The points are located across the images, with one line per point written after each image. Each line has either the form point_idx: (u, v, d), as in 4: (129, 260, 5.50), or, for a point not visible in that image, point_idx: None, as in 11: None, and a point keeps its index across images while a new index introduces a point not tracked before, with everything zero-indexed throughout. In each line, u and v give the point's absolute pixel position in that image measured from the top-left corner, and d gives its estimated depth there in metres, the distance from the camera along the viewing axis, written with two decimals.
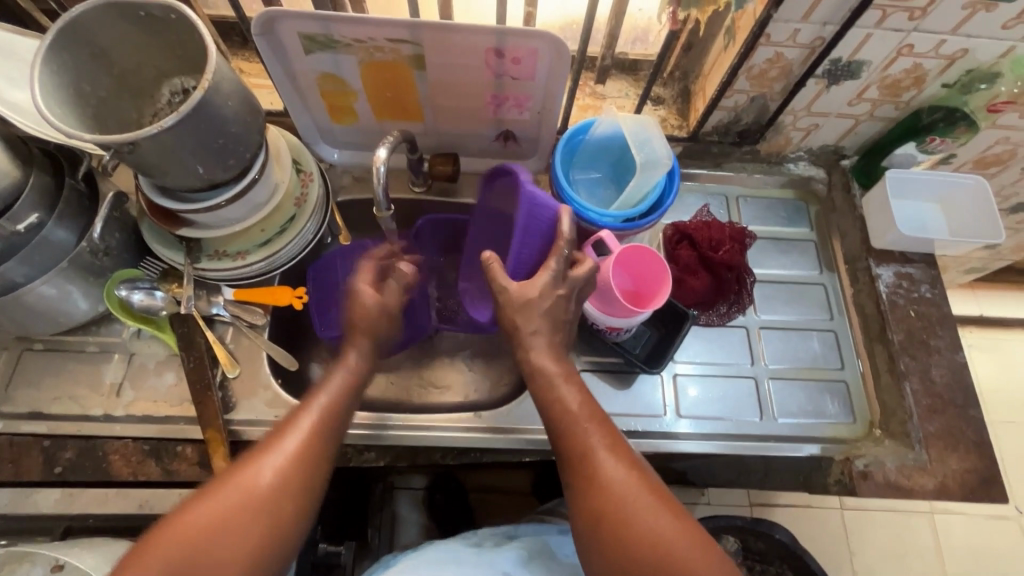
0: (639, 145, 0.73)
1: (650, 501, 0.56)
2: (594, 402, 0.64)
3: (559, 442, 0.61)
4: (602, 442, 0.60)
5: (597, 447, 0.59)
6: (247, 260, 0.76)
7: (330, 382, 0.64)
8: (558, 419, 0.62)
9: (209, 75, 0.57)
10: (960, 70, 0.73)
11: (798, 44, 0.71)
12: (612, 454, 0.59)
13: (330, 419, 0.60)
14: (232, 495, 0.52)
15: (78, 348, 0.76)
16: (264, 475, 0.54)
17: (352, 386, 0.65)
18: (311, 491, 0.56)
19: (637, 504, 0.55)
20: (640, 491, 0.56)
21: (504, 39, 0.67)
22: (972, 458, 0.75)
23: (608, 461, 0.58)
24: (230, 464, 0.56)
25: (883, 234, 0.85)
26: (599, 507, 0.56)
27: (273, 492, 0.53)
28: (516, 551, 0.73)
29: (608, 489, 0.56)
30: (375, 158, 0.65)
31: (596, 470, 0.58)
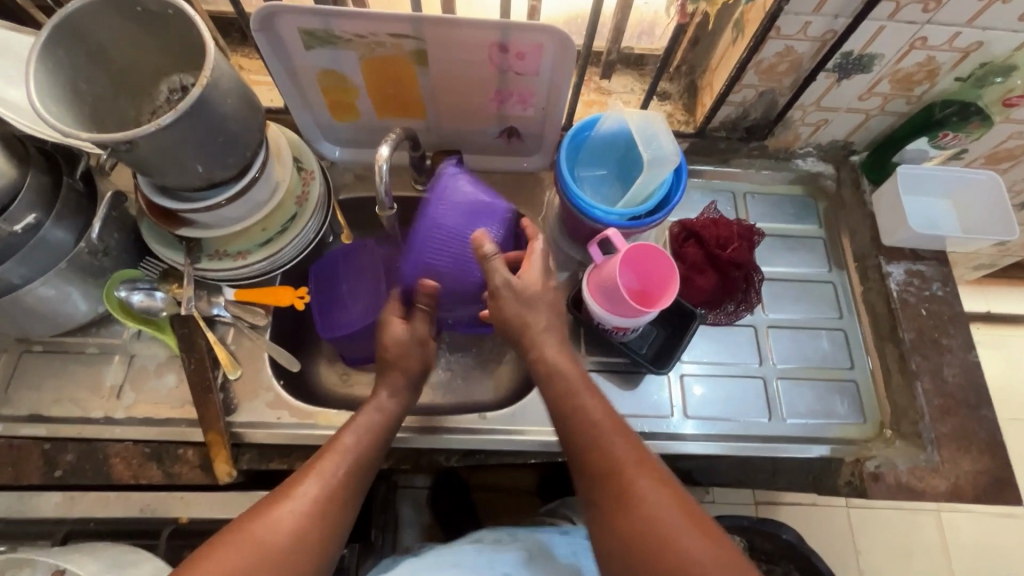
0: (646, 141, 0.71)
1: (680, 519, 0.54)
2: (614, 410, 0.63)
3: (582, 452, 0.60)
4: (626, 455, 0.58)
5: (623, 461, 0.58)
6: (248, 260, 0.75)
7: (357, 427, 0.64)
8: (581, 431, 0.61)
9: (208, 71, 0.56)
10: (974, 63, 0.72)
11: (808, 37, 0.70)
12: (636, 468, 0.57)
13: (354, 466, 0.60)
14: (247, 544, 0.51)
15: (78, 350, 0.75)
16: (285, 520, 0.53)
17: (378, 431, 0.65)
18: (330, 539, 0.55)
19: (668, 521, 0.53)
20: (669, 506, 0.54)
21: (508, 34, 0.66)
22: (984, 459, 0.74)
23: (635, 474, 0.57)
24: (248, 510, 0.54)
25: (894, 231, 0.83)
26: (625, 525, 0.55)
27: (292, 539, 0.53)
28: (520, 553, 0.73)
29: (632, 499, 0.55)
30: (376, 156, 0.63)
31: (623, 485, 0.56)
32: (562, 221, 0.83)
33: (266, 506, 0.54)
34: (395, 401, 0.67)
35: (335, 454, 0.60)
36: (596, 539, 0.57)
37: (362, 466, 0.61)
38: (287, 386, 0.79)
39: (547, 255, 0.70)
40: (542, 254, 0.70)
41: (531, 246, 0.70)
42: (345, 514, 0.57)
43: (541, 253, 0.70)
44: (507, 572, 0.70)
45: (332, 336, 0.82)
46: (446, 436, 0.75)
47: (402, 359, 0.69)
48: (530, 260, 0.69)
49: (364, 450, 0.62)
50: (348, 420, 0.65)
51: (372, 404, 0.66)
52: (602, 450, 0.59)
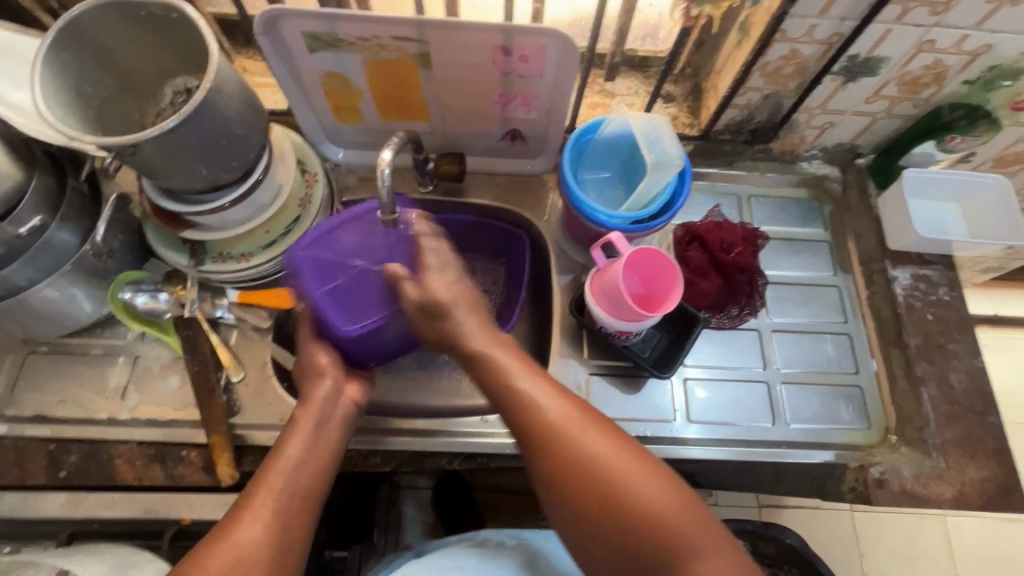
0: (649, 144, 0.70)
1: (610, 454, 0.56)
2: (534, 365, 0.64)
3: (508, 408, 0.61)
4: (550, 402, 0.59)
5: (544, 410, 0.59)
6: (252, 262, 0.75)
7: (293, 435, 0.63)
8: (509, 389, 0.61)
9: (211, 75, 0.56)
10: (983, 66, 0.71)
11: (814, 40, 0.69)
12: (564, 415, 0.58)
13: (299, 479, 0.61)
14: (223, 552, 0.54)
15: (83, 351, 0.75)
16: (247, 534, 0.55)
17: (319, 439, 0.64)
18: (286, 558, 0.56)
19: (599, 458, 0.56)
20: (598, 443, 0.57)
21: (512, 37, 0.66)
22: (990, 467, 0.73)
23: (563, 420, 0.58)
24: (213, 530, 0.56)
25: (901, 235, 0.82)
26: (559, 475, 0.56)
27: (238, 567, 0.53)
28: (513, 559, 0.74)
29: (564, 441, 0.57)
30: (379, 160, 0.64)
31: (551, 427, 0.58)
32: (566, 225, 0.83)
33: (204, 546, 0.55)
34: (327, 395, 0.67)
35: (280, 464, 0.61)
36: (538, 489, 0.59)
37: (307, 477, 0.61)
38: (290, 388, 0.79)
39: (441, 255, 0.69)
40: (436, 257, 0.68)
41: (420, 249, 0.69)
42: (297, 526, 0.58)
43: (434, 250, 0.69)
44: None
45: None
46: (448, 438, 0.76)
47: (314, 368, 0.70)
48: (428, 273, 0.67)
49: (309, 456, 0.63)
50: (284, 430, 0.65)
51: (308, 406, 0.66)
52: (528, 404, 0.60)
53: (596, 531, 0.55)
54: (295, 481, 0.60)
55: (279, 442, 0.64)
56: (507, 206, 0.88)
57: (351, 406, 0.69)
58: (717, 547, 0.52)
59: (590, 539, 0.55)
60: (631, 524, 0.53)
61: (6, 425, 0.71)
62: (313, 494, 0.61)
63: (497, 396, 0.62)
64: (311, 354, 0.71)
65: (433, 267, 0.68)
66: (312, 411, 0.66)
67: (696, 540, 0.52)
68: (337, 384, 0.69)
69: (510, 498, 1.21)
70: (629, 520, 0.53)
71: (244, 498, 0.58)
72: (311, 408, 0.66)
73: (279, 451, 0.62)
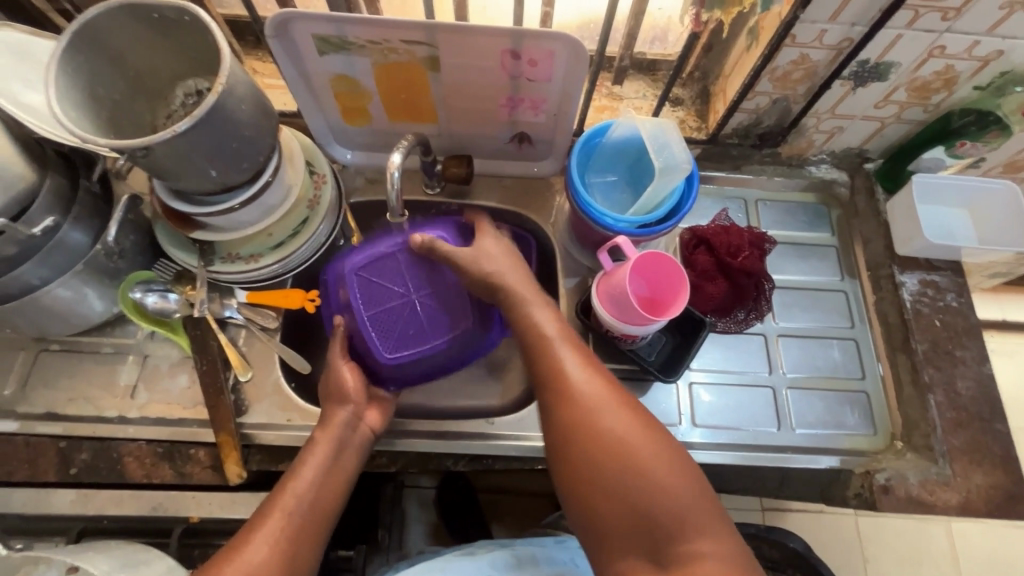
0: (657, 148, 0.70)
1: (620, 415, 0.58)
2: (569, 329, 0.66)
3: (534, 364, 0.63)
4: (570, 361, 0.62)
5: (568, 366, 0.61)
6: (260, 262, 0.76)
7: (311, 458, 0.65)
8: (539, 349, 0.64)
9: (223, 78, 0.57)
10: (994, 71, 0.70)
11: (824, 45, 0.69)
12: (581, 374, 0.60)
13: (312, 505, 0.62)
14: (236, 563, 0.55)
15: (93, 349, 0.76)
16: (259, 550, 0.57)
17: (330, 471, 0.65)
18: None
19: (608, 414, 0.58)
20: (610, 403, 0.59)
21: (521, 41, 0.66)
22: (997, 474, 0.73)
23: (580, 378, 0.60)
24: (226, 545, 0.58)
25: (910, 241, 0.82)
26: (569, 426, 0.59)
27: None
28: (496, 555, 0.74)
29: (581, 403, 0.59)
30: (388, 163, 0.63)
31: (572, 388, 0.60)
32: (572, 228, 0.83)
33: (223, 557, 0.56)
34: (347, 423, 0.68)
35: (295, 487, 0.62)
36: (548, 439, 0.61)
37: (319, 503, 0.62)
38: (297, 388, 0.79)
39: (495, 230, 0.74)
40: (490, 229, 0.74)
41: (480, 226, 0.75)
42: (305, 553, 0.59)
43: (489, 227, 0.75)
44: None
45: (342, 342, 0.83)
46: (453, 441, 0.76)
47: (337, 390, 0.71)
48: (483, 235, 0.72)
49: (325, 483, 0.64)
50: (302, 453, 0.66)
51: (327, 427, 0.68)
52: (554, 365, 0.62)
53: (592, 492, 0.56)
54: (309, 507, 0.62)
55: (297, 461, 0.65)
56: (514, 208, 0.89)
57: (368, 436, 0.70)
58: (707, 525, 0.53)
59: (584, 492, 0.57)
60: (631, 494, 0.55)
61: (17, 421, 0.72)
62: (322, 523, 0.62)
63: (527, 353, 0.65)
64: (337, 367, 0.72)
65: (487, 234, 0.73)
66: (330, 435, 0.67)
67: (686, 511, 0.54)
68: (358, 412, 0.70)
69: (515, 499, 1.22)
70: (630, 488, 0.55)
71: (261, 514, 0.60)
72: (330, 429, 0.68)
73: (297, 469, 0.64)
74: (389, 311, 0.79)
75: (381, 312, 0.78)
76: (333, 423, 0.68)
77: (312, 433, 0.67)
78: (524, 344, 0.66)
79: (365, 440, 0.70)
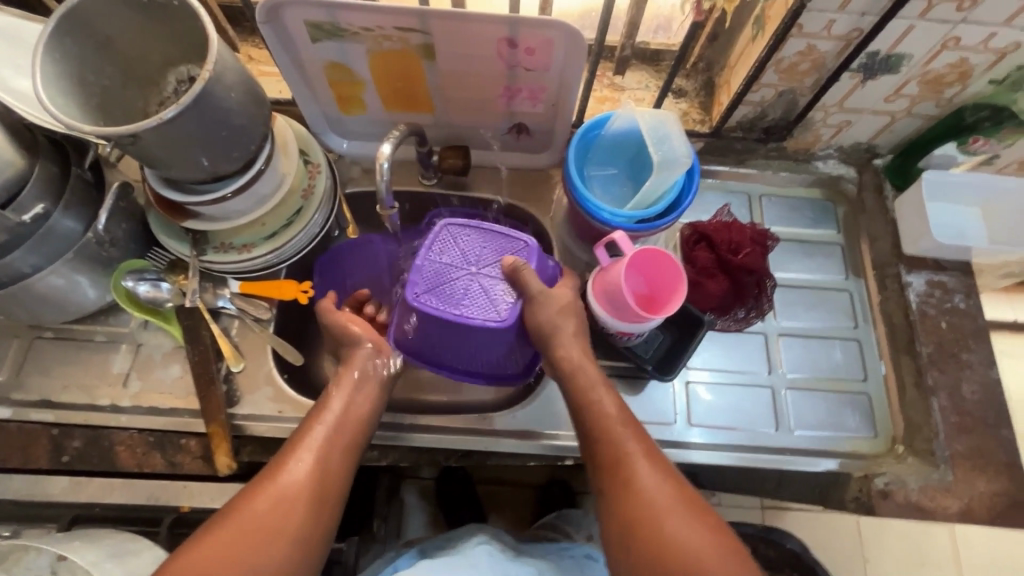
0: (657, 142, 0.69)
1: (691, 517, 0.57)
2: (625, 407, 0.66)
3: (592, 446, 0.64)
4: (636, 450, 0.61)
5: (631, 455, 0.61)
6: (253, 252, 0.76)
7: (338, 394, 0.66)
8: (601, 432, 0.63)
9: (210, 65, 0.56)
10: (1011, 64, 0.68)
11: (832, 35, 0.66)
12: (647, 469, 0.60)
13: (336, 434, 0.63)
14: (265, 494, 0.57)
15: (87, 337, 0.76)
16: (289, 479, 0.58)
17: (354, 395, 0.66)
18: (320, 508, 0.58)
19: (682, 524, 0.57)
20: (674, 499, 0.58)
21: (517, 29, 0.64)
22: (1001, 480, 0.71)
23: (647, 474, 0.60)
24: (262, 469, 0.60)
25: (917, 240, 0.80)
26: (633, 520, 0.58)
27: (278, 508, 0.57)
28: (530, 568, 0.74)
29: (643, 497, 0.58)
30: (377, 153, 0.62)
31: (636, 482, 0.59)
32: (571, 222, 0.82)
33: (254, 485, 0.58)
34: (368, 356, 0.69)
35: (325, 417, 0.64)
36: (602, 524, 0.61)
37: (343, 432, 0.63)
38: (291, 379, 0.79)
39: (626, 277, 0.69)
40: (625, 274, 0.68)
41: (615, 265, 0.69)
42: (331, 501, 0.60)
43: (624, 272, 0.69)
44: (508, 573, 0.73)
45: None
46: (447, 436, 0.75)
47: (343, 334, 0.71)
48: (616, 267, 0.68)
49: (357, 419, 0.65)
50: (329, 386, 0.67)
51: (348, 363, 0.69)
52: (618, 452, 0.61)
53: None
54: (333, 437, 0.62)
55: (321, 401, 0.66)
56: (512, 201, 0.87)
57: (389, 364, 0.70)
58: None
59: None
60: None
61: (10, 409, 0.72)
62: (348, 454, 0.63)
63: (586, 433, 0.65)
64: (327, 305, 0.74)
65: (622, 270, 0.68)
66: (353, 369, 0.68)
67: None
68: (376, 346, 0.70)
69: (511, 491, 1.23)
70: None
71: (290, 443, 0.62)
72: (352, 366, 0.69)
73: (324, 402, 0.65)
74: (447, 269, 0.69)
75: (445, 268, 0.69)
76: (355, 358, 0.69)
77: (336, 370, 0.68)
78: (582, 425, 0.65)
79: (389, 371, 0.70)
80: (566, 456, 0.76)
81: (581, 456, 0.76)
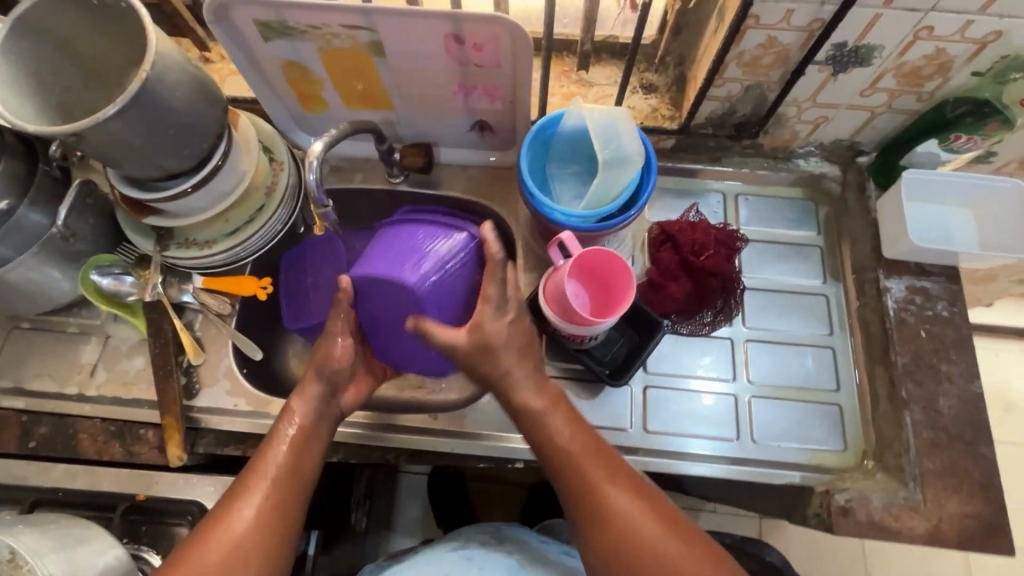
0: (606, 141, 0.67)
1: (667, 535, 0.58)
2: (591, 432, 0.65)
3: (567, 478, 0.62)
4: (613, 483, 0.61)
5: (599, 482, 0.61)
6: (213, 249, 0.77)
7: (290, 425, 0.62)
8: (574, 466, 0.62)
9: (148, 65, 0.57)
10: (994, 54, 0.63)
11: (793, 27, 0.63)
12: (628, 499, 0.60)
13: (291, 469, 0.60)
14: (220, 543, 0.55)
15: (60, 328, 0.79)
16: (244, 522, 0.56)
17: (306, 426, 0.63)
18: (284, 539, 0.58)
19: (665, 551, 0.57)
20: (653, 516, 0.59)
21: (461, 25, 0.63)
22: (975, 502, 0.66)
23: (626, 504, 0.59)
24: (211, 513, 0.57)
25: (897, 243, 0.75)
26: (615, 542, 0.58)
27: (235, 555, 0.55)
28: (510, 559, 0.74)
29: (628, 528, 0.58)
30: (307, 151, 0.62)
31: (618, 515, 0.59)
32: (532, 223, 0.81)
33: (200, 536, 0.56)
34: (320, 391, 0.65)
35: (277, 453, 0.60)
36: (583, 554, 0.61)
37: (299, 463, 0.61)
38: (251, 374, 0.80)
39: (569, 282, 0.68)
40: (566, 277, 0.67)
41: (558, 266, 0.68)
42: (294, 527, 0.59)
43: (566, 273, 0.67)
44: None
45: (298, 328, 0.85)
46: (395, 434, 0.76)
47: (320, 356, 0.66)
48: (557, 271, 0.68)
49: (310, 453, 0.62)
50: (278, 417, 0.63)
51: (301, 394, 0.64)
52: (596, 486, 0.60)
53: None
54: (289, 472, 0.60)
55: (271, 435, 0.62)
56: (477, 199, 0.86)
57: (339, 405, 0.67)
58: None
59: None
60: None
61: None
62: (303, 484, 0.61)
63: (561, 467, 0.62)
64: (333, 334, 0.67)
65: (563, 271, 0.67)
66: (303, 403, 0.64)
67: None
68: (331, 387, 0.65)
69: (502, 488, 1.27)
70: None
71: (242, 482, 0.59)
72: (303, 400, 0.64)
73: (274, 438, 0.61)
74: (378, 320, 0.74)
75: (377, 317, 0.73)
76: (308, 393, 0.64)
77: (287, 401, 0.64)
78: (557, 460, 0.62)
79: (337, 404, 0.67)
80: (515, 459, 0.75)
81: (530, 459, 0.75)
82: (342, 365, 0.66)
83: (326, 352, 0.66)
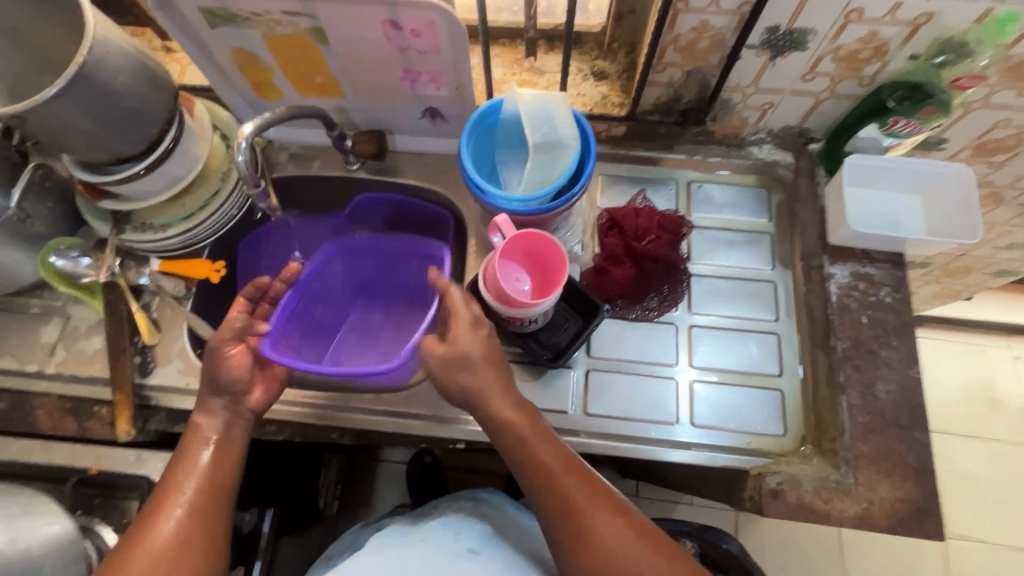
0: (541, 126, 0.69)
1: (632, 541, 0.58)
2: (559, 441, 0.64)
3: (536, 490, 0.61)
4: (582, 492, 0.60)
5: (571, 491, 0.60)
6: (168, 233, 0.79)
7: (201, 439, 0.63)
8: (538, 476, 0.61)
9: (85, 49, 0.59)
10: (927, 38, 0.63)
11: (723, 10, 0.64)
12: (594, 509, 0.59)
13: (208, 477, 0.62)
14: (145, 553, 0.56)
15: (23, 308, 0.82)
16: (164, 531, 0.57)
17: (220, 435, 0.64)
18: (209, 541, 0.59)
19: (628, 558, 0.57)
20: (620, 523, 0.59)
21: (397, 10, 0.64)
22: (906, 486, 0.66)
23: (596, 514, 0.59)
24: (131, 528, 0.59)
25: (839, 228, 0.75)
26: (584, 550, 0.58)
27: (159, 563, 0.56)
28: (484, 526, 0.73)
29: (591, 537, 0.58)
30: (237, 132, 0.66)
31: (586, 525, 0.59)
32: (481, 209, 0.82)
33: (130, 538, 0.57)
34: (225, 404, 0.65)
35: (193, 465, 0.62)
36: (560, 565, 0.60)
37: (216, 471, 0.62)
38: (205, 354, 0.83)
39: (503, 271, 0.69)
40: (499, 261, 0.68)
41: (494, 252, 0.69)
42: (218, 532, 0.60)
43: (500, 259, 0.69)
44: (470, 545, 0.69)
45: None
46: (339, 413, 0.77)
47: (214, 370, 0.65)
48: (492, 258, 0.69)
49: (227, 459, 0.63)
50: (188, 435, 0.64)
51: (207, 409, 0.65)
52: (566, 497, 0.60)
53: None
54: (207, 480, 0.61)
55: (184, 448, 0.63)
56: (431, 185, 0.87)
57: (250, 411, 0.67)
58: None
59: None
60: None
61: None
62: (222, 490, 0.62)
63: (529, 477, 0.62)
64: (222, 346, 0.64)
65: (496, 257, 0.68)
66: (209, 417, 0.65)
67: None
68: (235, 396, 0.66)
69: (475, 477, 1.28)
70: None
71: (161, 495, 0.60)
72: (210, 414, 0.65)
73: (187, 453, 0.63)
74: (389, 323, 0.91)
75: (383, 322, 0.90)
76: (211, 407, 0.65)
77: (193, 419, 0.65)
78: (524, 471, 0.62)
79: (245, 414, 0.67)
80: (457, 439, 0.77)
81: (471, 440, 0.76)
82: (242, 374, 0.65)
83: (224, 365, 0.64)
